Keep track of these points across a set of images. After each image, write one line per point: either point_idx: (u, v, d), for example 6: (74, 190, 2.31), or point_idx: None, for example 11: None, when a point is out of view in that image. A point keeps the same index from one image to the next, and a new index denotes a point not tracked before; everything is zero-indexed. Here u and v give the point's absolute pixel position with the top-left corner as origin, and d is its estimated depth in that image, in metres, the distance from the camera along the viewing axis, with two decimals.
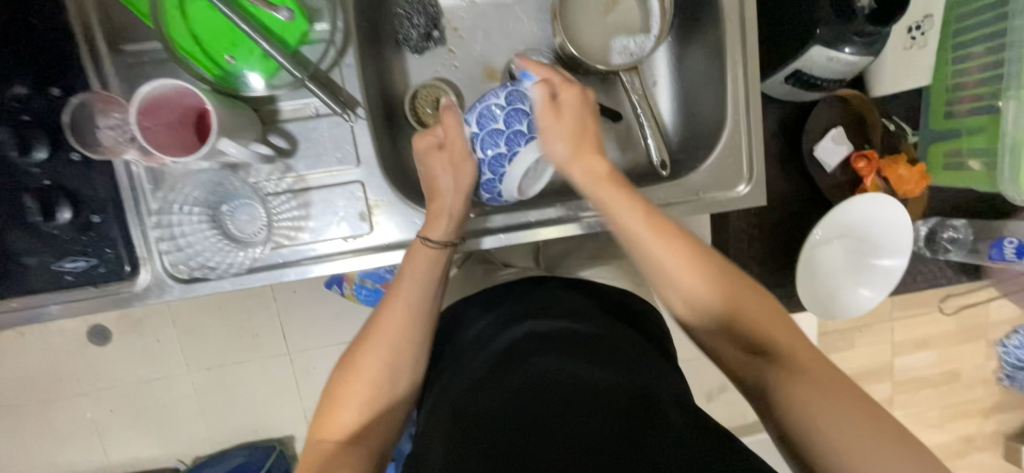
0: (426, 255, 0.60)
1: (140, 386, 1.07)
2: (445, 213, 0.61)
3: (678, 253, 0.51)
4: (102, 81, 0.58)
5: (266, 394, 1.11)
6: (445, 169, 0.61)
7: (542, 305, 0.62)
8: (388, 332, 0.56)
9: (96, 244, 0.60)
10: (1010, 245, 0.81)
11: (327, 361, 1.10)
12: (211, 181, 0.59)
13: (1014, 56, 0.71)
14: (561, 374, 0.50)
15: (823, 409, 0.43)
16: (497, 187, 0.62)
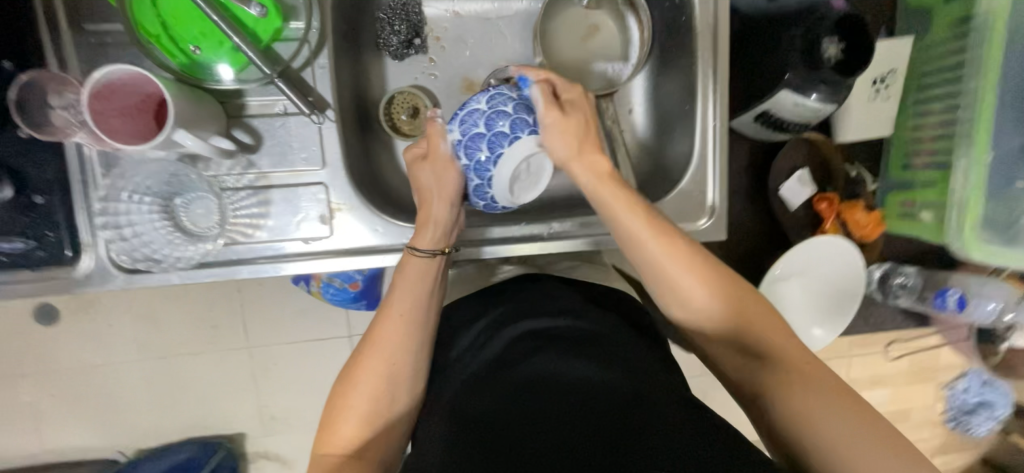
0: (414, 265, 0.59)
1: (86, 371, 1.02)
2: (436, 221, 0.61)
3: (680, 258, 0.54)
4: (61, 59, 0.56)
5: (220, 388, 1.06)
6: (432, 176, 0.60)
7: (541, 303, 0.63)
8: (383, 342, 0.55)
9: (37, 226, 0.57)
10: (952, 295, 0.85)
11: (287, 358, 1.07)
12: (164, 174, 0.58)
13: (966, 116, 0.75)
14: (560, 374, 0.52)
15: (815, 413, 0.45)
16: (488, 193, 0.60)
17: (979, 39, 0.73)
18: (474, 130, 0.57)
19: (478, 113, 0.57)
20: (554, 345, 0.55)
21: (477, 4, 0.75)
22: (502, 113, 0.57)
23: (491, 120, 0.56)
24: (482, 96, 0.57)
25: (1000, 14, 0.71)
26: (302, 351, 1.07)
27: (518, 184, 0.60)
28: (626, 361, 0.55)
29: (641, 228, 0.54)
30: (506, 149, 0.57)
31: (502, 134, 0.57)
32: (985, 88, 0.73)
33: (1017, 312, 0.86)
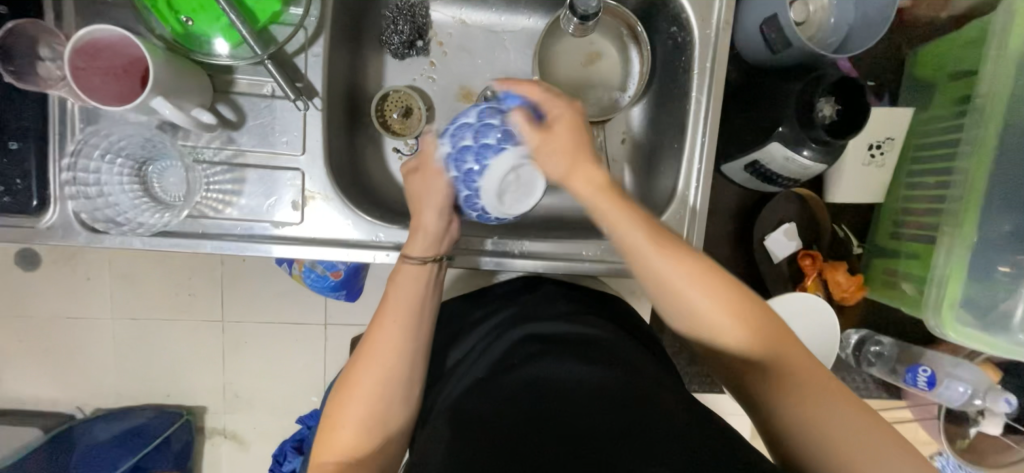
0: (407, 272, 0.58)
1: (55, 321, 1.02)
2: (429, 230, 0.60)
3: (675, 263, 0.50)
4: (58, 12, 0.56)
5: (187, 357, 1.05)
6: (423, 186, 0.60)
7: (537, 313, 0.64)
8: (379, 348, 0.54)
9: (7, 172, 0.57)
10: (923, 374, 0.84)
11: (258, 336, 1.06)
12: (139, 138, 0.58)
13: (956, 194, 0.75)
14: (554, 380, 0.51)
15: (828, 429, 0.46)
16: (478, 204, 0.58)
17: (976, 120, 0.73)
18: (462, 143, 0.56)
19: (466, 127, 0.56)
20: (548, 352, 0.54)
21: (484, 15, 0.75)
22: (490, 126, 0.55)
23: (479, 132, 0.55)
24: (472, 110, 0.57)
25: (997, 96, 0.71)
26: (276, 332, 1.06)
27: (506, 196, 0.58)
28: (624, 362, 0.54)
29: (639, 240, 0.50)
30: (490, 160, 0.55)
31: (488, 146, 0.55)
32: (976, 169, 0.73)
33: (984, 399, 0.83)
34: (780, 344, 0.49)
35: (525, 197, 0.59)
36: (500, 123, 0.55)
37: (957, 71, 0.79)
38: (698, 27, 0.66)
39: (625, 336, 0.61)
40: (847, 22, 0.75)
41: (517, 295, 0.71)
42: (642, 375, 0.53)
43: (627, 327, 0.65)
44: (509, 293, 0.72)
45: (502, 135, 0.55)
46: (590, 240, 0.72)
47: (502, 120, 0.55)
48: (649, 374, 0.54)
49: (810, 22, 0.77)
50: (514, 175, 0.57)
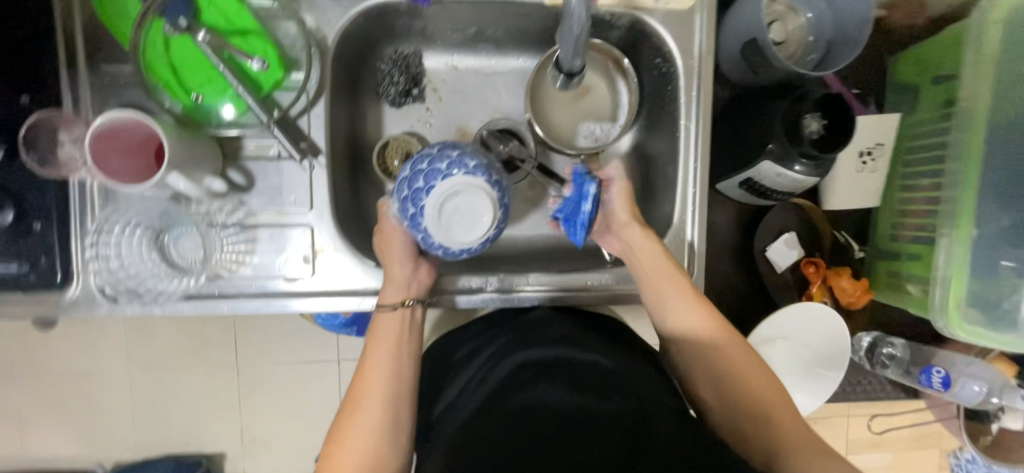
0: (385, 322, 0.62)
1: (73, 379, 1.03)
2: (399, 279, 0.63)
3: (700, 310, 0.62)
4: (75, 96, 0.60)
5: (204, 405, 1.06)
6: (383, 245, 0.64)
7: (530, 339, 0.64)
8: (366, 394, 0.58)
9: (32, 251, 0.59)
10: (937, 374, 0.84)
11: (272, 378, 1.07)
12: (156, 209, 0.61)
13: (949, 196, 0.76)
14: (540, 407, 0.52)
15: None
16: (436, 242, 0.59)
17: (962, 122, 0.75)
18: (403, 194, 0.60)
19: (402, 182, 0.60)
20: (543, 377, 0.55)
21: (474, 59, 0.78)
22: (417, 172, 0.59)
23: (411, 180, 0.59)
24: (405, 165, 0.61)
25: (979, 99, 0.73)
26: (291, 372, 1.07)
27: (455, 227, 0.58)
28: (612, 384, 0.56)
29: (674, 287, 0.62)
30: (426, 199, 0.58)
31: (421, 190, 0.58)
32: (967, 171, 0.74)
33: (1002, 396, 0.84)
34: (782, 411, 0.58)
35: (478, 221, 0.58)
36: (423, 168, 0.58)
37: (938, 76, 0.81)
38: (682, 58, 0.69)
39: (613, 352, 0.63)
40: (824, 39, 0.78)
41: (513, 322, 0.71)
42: (629, 399, 0.54)
43: (620, 341, 0.67)
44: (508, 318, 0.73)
45: (428, 176, 0.58)
46: (594, 270, 0.73)
47: (426, 164, 0.59)
48: (639, 395, 0.55)
49: (788, 42, 0.80)
50: (453, 203, 0.57)
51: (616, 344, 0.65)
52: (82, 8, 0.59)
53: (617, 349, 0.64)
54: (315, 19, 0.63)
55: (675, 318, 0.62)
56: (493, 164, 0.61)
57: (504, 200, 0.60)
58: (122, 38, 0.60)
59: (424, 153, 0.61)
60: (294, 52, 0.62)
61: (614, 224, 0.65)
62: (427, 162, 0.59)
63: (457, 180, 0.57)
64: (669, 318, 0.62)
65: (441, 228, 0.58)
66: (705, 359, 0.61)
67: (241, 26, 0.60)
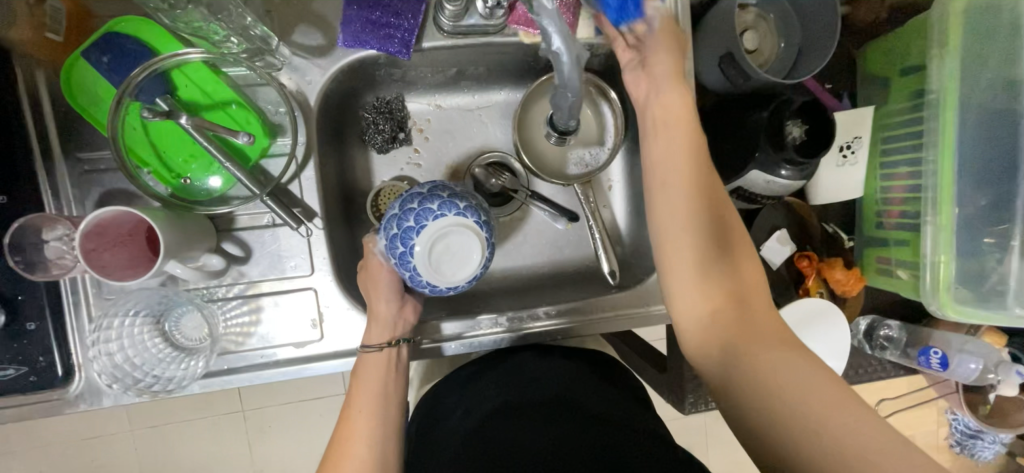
0: (371, 361, 0.61)
1: (75, 445, 1.01)
2: (384, 317, 0.61)
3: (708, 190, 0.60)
4: (55, 188, 0.59)
5: (214, 456, 1.05)
6: (370, 290, 0.61)
7: (509, 378, 0.69)
8: (352, 445, 0.57)
9: (30, 352, 0.58)
10: (935, 356, 0.88)
11: (281, 421, 1.05)
12: (155, 296, 0.59)
13: (930, 183, 0.78)
14: (515, 445, 0.58)
15: (818, 407, 0.47)
16: (423, 280, 0.57)
17: (934, 113, 0.77)
18: (390, 232, 0.57)
19: (391, 218, 0.57)
20: (522, 419, 0.61)
21: (457, 97, 0.78)
22: (407, 211, 0.56)
23: (401, 219, 0.56)
24: (395, 202, 0.57)
25: (948, 91, 0.76)
26: (299, 411, 1.06)
27: (444, 264, 0.56)
28: (585, 414, 0.61)
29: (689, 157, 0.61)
30: (416, 240, 0.55)
31: (411, 228, 0.55)
32: (943, 160, 0.76)
33: (998, 372, 0.88)
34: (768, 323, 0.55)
35: (467, 258, 0.56)
36: (414, 206, 0.55)
37: (906, 67, 0.84)
38: None
39: (583, 378, 0.70)
40: (795, 43, 0.80)
41: (510, 376, 0.69)
42: (604, 425, 0.58)
43: (596, 366, 0.73)
44: (514, 363, 0.71)
45: (419, 215, 0.55)
46: (602, 295, 0.74)
47: (417, 203, 0.56)
48: (611, 418, 0.60)
49: (762, 49, 0.82)
50: (443, 244, 0.55)
51: (591, 375, 0.70)
52: (52, 98, 0.58)
53: (590, 377, 0.70)
54: (294, 81, 0.63)
55: (683, 203, 0.59)
56: (480, 201, 0.59)
57: (491, 240, 0.59)
58: (99, 125, 0.58)
59: (412, 192, 0.58)
60: (278, 118, 0.62)
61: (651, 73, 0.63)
62: (416, 201, 0.56)
63: (446, 220, 0.55)
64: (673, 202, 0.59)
65: (430, 267, 0.55)
66: (706, 250, 0.58)
67: (218, 98, 0.60)
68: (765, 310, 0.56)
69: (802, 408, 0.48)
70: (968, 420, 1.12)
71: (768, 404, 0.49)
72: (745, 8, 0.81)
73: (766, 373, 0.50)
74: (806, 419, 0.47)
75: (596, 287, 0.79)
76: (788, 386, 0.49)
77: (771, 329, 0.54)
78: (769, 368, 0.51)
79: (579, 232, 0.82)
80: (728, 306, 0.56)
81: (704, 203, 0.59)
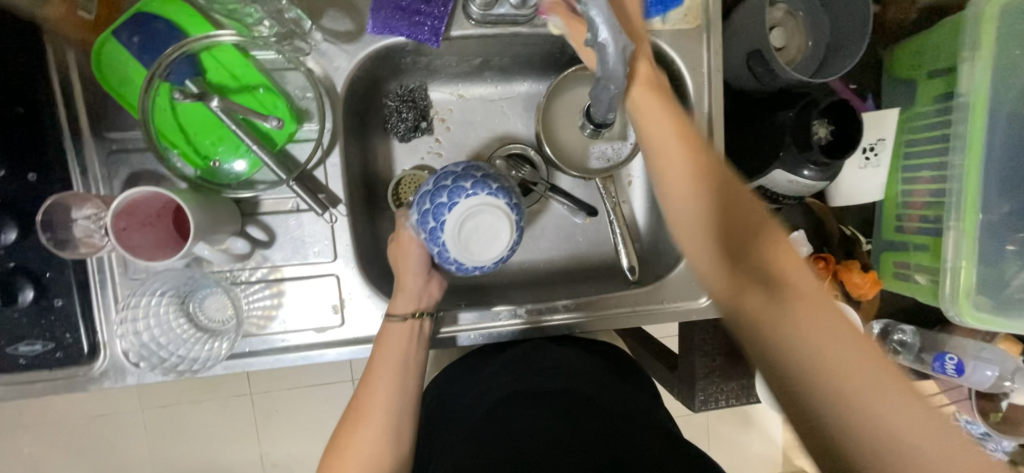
0: (392, 331, 0.62)
1: (88, 422, 1.02)
2: (410, 290, 0.62)
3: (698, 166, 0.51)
4: (83, 166, 0.59)
5: (223, 437, 1.06)
6: (399, 261, 0.62)
7: (526, 368, 0.69)
8: (371, 406, 0.59)
9: (57, 328, 0.59)
10: (950, 361, 0.86)
11: (290, 404, 1.06)
12: (181, 277, 0.59)
13: (954, 187, 0.77)
14: (540, 433, 0.56)
15: (865, 397, 0.43)
16: (452, 257, 0.57)
17: (962, 117, 0.76)
18: (422, 207, 0.57)
19: (424, 194, 0.57)
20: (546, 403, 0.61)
21: (481, 87, 0.77)
22: (441, 187, 0.56)
23: (434, 195, 0.57)
24: (429, 177, 0.58)
25: (979, 94, 0.74)
26: (308, 395, 1.07)
27: (472, 244, 0.57)
28: (596, 407, 0.60)
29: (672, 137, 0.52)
30: (448, 216, 0.56)
31: (443, 204, 0.56)
32: (969, 164, 0.75)
33: (1014, 380, 0.87)
34: (816, 308, 0.46)
35: (496, 238, 0.57)
36: (448, 183, 0.56)
37: (934, 70, 0.82)
38: (690, 77, 0.70)
39: (597, 368, 0.70)
40: (823, 43, 0.79)
41: (522, 362, 0.70)
42: (617, 423, 0.57)
43: (609, 358, 0.74)
44: (527, 355, 0.72)
45: (452, 193, 0.56)
46: (624, 292, 0.74)
47: (451, 181, 0.56)
48: (623, 413, 0.60)
49: (788, 47, 0.82)
50: (472, 223, 0.56)
51: (608, 371, 0.70)
52: (81, 77, 0.58)
53: (608, 373, 0.69)
54: (321, 66, 0.63)
55: (688, 200, 0.50)
56: (512, 186, 0.59)
57: (521, 224, 0.59)
58: (128, 107, 0.58)
59: (448, 168, 0.58)
60: (305, 104, 0.62)
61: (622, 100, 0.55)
62: (451, 177, 0.57)
63: (477, 199, 0.56)
64: (679, 195, 0.51)
65: (459, 246, 0.56)
66: (721, 245, 0.49)
67: (247, 82, 0.60)
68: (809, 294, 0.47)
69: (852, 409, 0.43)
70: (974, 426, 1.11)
71: (811, 407, 0.45)
72: (774, 5, 0.81)
73: (806, 358, 0.45)
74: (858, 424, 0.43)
75: (613, 284, 0.79)
76: (844, 384, 0.44)
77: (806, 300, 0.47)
78: (814, 358, 0.44)
79: (598, 227, 0.82)
80: (762, 301, 0.47)
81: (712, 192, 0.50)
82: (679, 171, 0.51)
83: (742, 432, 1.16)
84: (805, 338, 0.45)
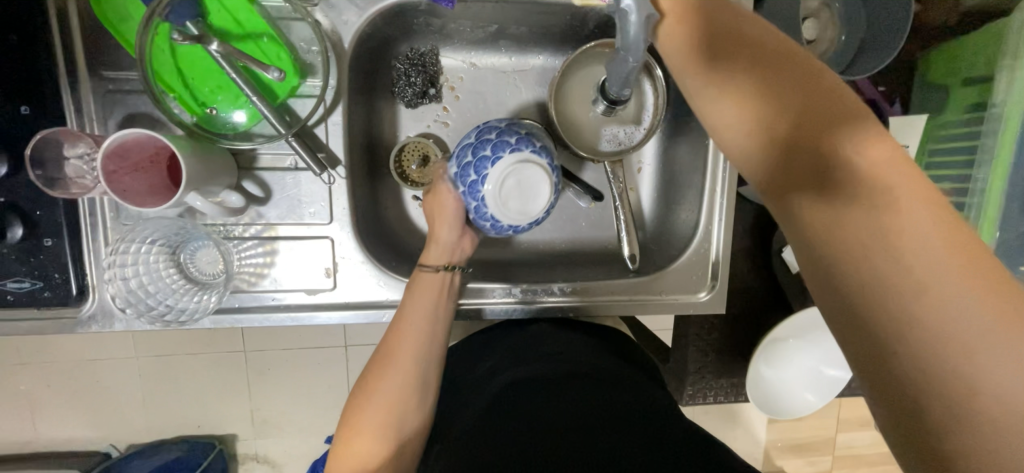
0: (426, 282, 0.62)
1: (82, 365, 1.03)
2: (444, 242, 0.63)
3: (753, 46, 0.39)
4: (78, 104, 0.57)
5: (213, 391, 1.07)
6: (434, 212, 0.63)
7: (522, 353, 0.68)
8: (398, 359, 0.58)
9: (46, 267, 0.58)
10: None
11: (281, 364, 1.07)
12: (172, 227, 0.58)
13: (974, 202, 0.75)
14: (567, 415, 0.55)
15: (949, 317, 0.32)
16: (488, 213, 0.58)
17: (993, 127, 0.73)
18: (465, 159, 0.58)
19: (467, 147, 0.58)
20: (569, 382, 0.60)
21: (495, 57, 0.74)
22: (485, 140, 0.57)
23: (477, 148, 0.57)
24: (472, 131, 0.59)
25: (1015, 105, 0.71)
26: (300, 357, 1.07)
27: (512, 203, 0.56)
28: (612, 391, 0.59)
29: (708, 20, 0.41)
30: (490, 170, 0.56)
31: (486, 158, 0.56)
32: (995, 180, 0.73)
33: None
34: (909, 215, 0.34)
35: (534, 197, 0.57)
36: (492, 137, 0.56)
37: (971, 76, 0.77)
38: None
39: (613, 356, 0.68)
40: (857, 38, 0.75)
41: (523, 348, 0.69)
42: (615, 397, 0.58)
43: (613, 341, 0.73)
44: (522, 337, 0.71)
45: (496, 146, 0.56)
46: (615, 278, 0.73)
47: (495, 135, 0.57)
48: (637, 398, 0.59)
49: (820, 40, 0.78)
50: (515, 179, 0.56)
51: (621, 358, 0.69)
52: (80, 11, 0.56)
53: (620, 360, 0.68)
54: (329, 19, 0.60)
55: (717, 89, 0.40)
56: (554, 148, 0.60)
57: (558, 185, 0.59)
58: (125, 44, 0.56)
59: (490, 124, 0.59)
60: (309, 57, 0.60)
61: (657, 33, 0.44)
62: (495, 132, 0.57)
63: (522, 155, 0.56)
64: (718, 72, 0.40)
65: (498, 206, 0.56)
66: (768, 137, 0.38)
67: (250, 29, 0.57)
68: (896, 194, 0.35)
69: (930, 319, 0.33)
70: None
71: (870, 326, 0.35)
72: None
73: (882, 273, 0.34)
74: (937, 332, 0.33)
75: (612, 271, 0.77)
76: (922, 298, 0.33)
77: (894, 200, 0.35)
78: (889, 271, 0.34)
79: (602, 212, 0.80)
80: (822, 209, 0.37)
81: (752, 70, 0.39)
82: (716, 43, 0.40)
83: (729, 429, 1.17)
84: (876, 237, 0.34)
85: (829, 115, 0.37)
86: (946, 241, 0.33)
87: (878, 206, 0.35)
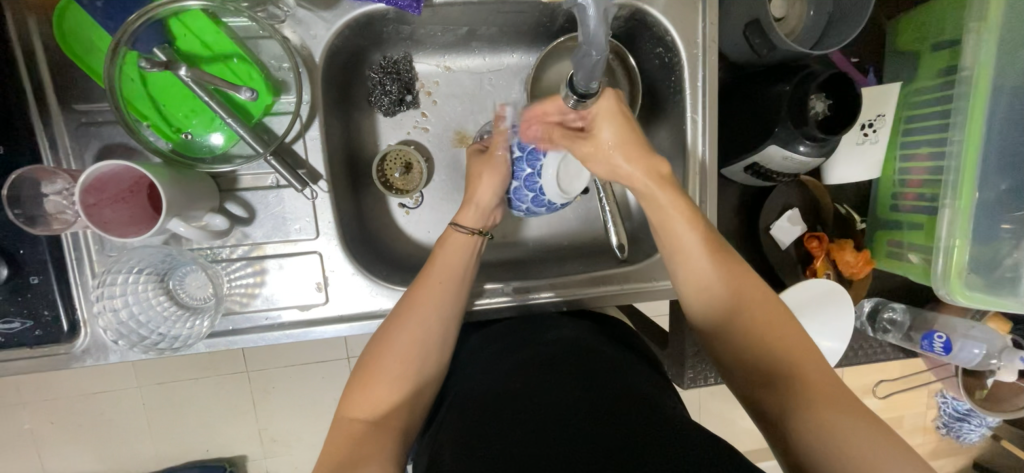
0: (457, 239, 0.64)
1: (84, 399, 1.03)
2: (483, 205, 0.66)
3: (694, 222, 0.59)
4: (53, 139, 0.57)
5: (218, 414, 1.07)
6: (483, 171, 0.66)
7: (533, 334, 0.67)
8: (419, 310, 0.59)
9: (34, 306, 0.58)
10: (939, 340, 0.86)
11: (285, 381, 1.07)
12: (158, 254, 0.58)
13: (952, 164, 0.73)
14: (579, 384, 0.56)
15: (835, 419, 0.48)
16: (538, 183, 0.67)
17: (964, 91, 0.72)
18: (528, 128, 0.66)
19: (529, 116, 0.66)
20: (579, 360, 0.60)
21: (469, 59, 0.74)
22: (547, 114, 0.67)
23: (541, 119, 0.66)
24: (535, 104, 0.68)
25: (983, 67, 0.70)
26: (303, 373, 1.07)
27: (566, 177, 0.67)
28: (619, 372, 0.59)
29: (668, 203, 0.59)
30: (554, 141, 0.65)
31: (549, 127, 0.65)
32: (970, 139, 0.72)
33: (1000, 358, 0.86)
34: (796, 352, 0.54)
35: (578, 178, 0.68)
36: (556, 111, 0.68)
37: (939, 42, 0.78)
38: (685, 49, 0.68)
39: (612, 342, 0.67)
40: (825, 12, 0.75)
41: (518, 330, 0.68)
42: (624, 374, 0.58)
43: (610, 325, 0.72)
44: (517, 326, 0.69)
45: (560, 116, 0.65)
46: (610, 269, 0.74)
47: None
48: (642, 382, 0.58)
49: (789, 17, 0.79)
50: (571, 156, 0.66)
51: (619, 342, 0.67)
52: (46, 48, 0.56)
53: (619, 347, 0.66)
54: (297, 35, 0.60)
55: (671, 245, 0.60)
56: None
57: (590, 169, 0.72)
58: (95, 76, 0.56)
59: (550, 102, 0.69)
60: (281, 74, 0.60)
61: (624, 177, 0.61)
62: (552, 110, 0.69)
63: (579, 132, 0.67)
64: (674, 228, 0.60)
65: (554, 176, 0.66)
66: (716, 277, 0.58)
67: (219, 51, 0.57)
68: (790, 336, 0.55)
69: (815, 410, 0.49)
70: (957, 403, 1.12)
71: (781, 418, 0.51)
72: None
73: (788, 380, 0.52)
74: (850, 461, 0.46)
75: (602, 262, 0.78)
76: (813, 401, 0.50)
77: (787, 343, 0.55)
78: (791, 378, 0.52)
79: (588, 204, 0.81)
80: (747, 337, 0.56)
81: (698, 232, 0.59)
82: (665, 213, 0.60)
83: (734, 408, 1.18)
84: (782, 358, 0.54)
85: (745, 276, 0.59)
86: (822, 373, 0.52)
87: (783, 334, 0.55)
